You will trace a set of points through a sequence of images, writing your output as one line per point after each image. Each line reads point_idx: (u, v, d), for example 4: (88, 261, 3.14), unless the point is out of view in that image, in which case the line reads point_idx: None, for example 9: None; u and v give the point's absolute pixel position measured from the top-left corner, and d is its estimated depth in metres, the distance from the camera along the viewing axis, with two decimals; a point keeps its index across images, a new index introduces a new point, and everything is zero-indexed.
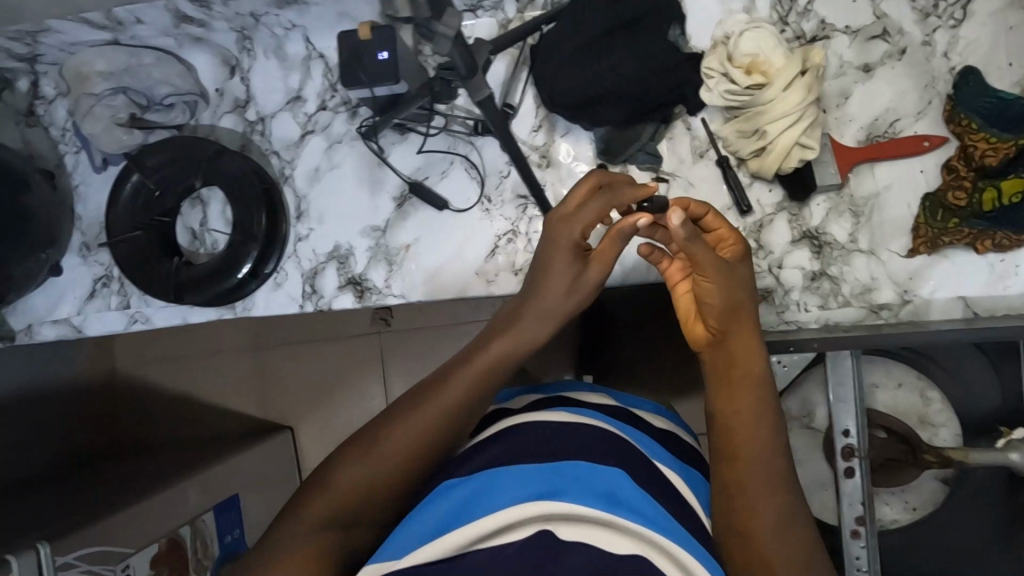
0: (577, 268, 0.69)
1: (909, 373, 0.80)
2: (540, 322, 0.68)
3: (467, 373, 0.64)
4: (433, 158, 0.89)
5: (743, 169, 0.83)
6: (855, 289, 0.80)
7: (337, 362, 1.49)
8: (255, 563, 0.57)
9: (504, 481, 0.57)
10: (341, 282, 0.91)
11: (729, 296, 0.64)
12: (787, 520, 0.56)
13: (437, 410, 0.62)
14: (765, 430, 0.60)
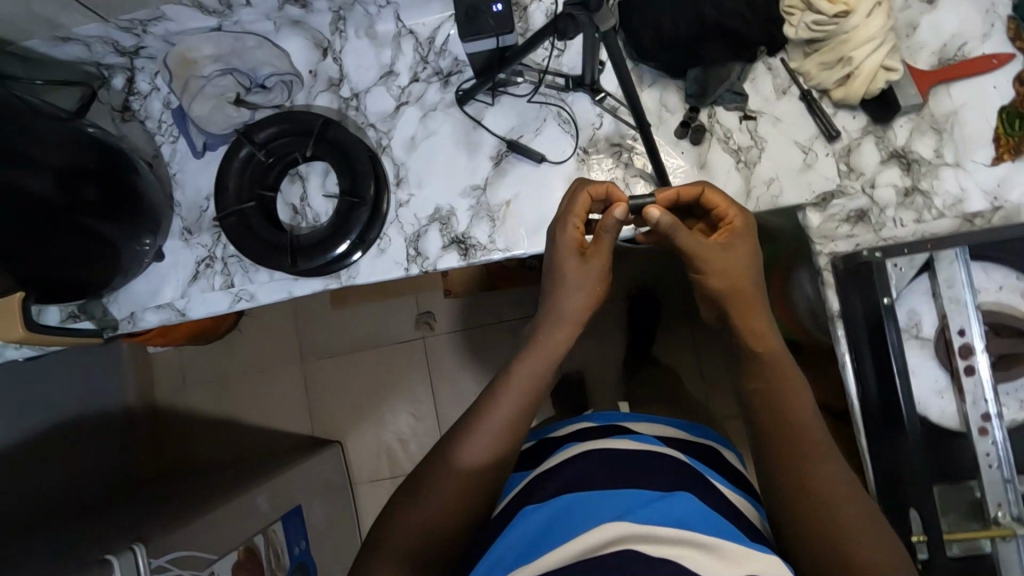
0: (590, 265, 0.83)
1: (1011, 276, 0.83)
2: (568, 324, 0.85)
3: (518, 373, 0.84)
4: (528, 116, 0.94)
5: (826, 102, 0.88)
6: (946, 201, 0.85)
7: (388, 364, 1.89)
8: (397, 522, 0.79)
9: (602, 503, 0.75)
10: (444, 243, 0.94)
11: (729, 275, 0.79)
12: (835, 483, 0.70)
13: (499, 395, 0.83)
14: (804, 410, 0.75)
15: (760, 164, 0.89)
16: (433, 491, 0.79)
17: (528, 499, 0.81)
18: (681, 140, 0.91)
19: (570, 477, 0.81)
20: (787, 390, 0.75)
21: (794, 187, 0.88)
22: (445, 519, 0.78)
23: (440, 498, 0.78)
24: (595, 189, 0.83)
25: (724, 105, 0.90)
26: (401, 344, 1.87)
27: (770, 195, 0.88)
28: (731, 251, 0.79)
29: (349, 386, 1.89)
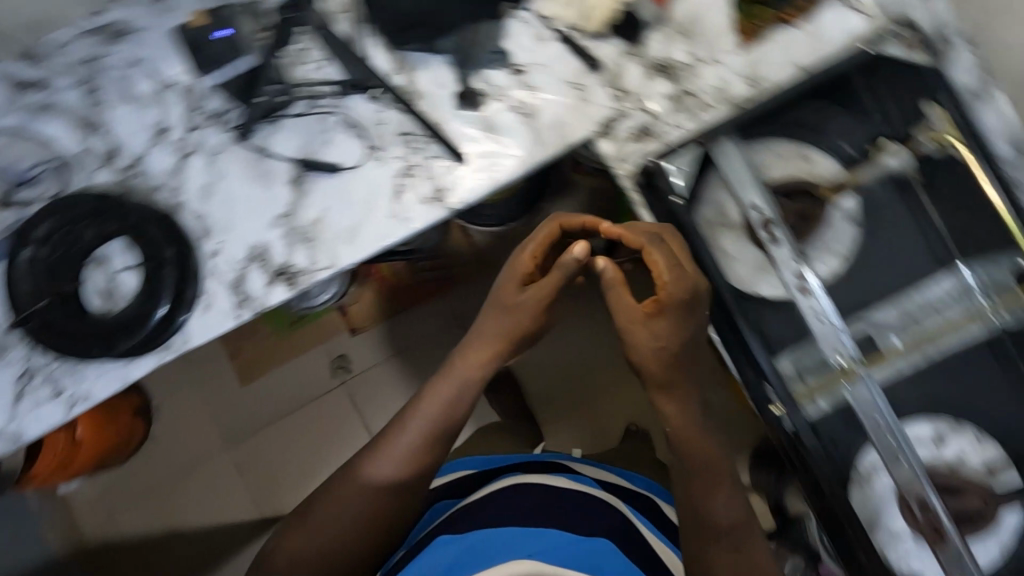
0: (524, 293, 0.91)
1: (787, 144, 0.89)
2: (490, 362, 0.96)
3: (437, 403, 0.95)
4: (313, 131, 0.93)
5: (579, 38, 0.92)
6: (714, 94, 0.90)
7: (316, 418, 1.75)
8: (305, 532, 0.92)
9: (513, 536, 0.98)
10: (268, 278, 0.92)
11: (665, 342, 0.83)
12: (735, 507, 0.88)
13: (417, 415, 0.95)
14: (715, 461, 0.89)
15: (541, 112, 0.92)
16: (346, 506, 0.92)
17: (446, 528, 1.01)
18: (463, 111, 0.92)
19: (501, 504, 1.04)
20: (692, 394, 0.90)
21: (577, 123, 0.91)
22: (351, 529, 0.92)
23: (350, 514, 0.92)
24: (566, 221, 0.92)
25: (490, 68, 0.93)
26: (324, 398, 1.74)
27: (559, 137, 0.91)
28: (668, 323, 0.83)
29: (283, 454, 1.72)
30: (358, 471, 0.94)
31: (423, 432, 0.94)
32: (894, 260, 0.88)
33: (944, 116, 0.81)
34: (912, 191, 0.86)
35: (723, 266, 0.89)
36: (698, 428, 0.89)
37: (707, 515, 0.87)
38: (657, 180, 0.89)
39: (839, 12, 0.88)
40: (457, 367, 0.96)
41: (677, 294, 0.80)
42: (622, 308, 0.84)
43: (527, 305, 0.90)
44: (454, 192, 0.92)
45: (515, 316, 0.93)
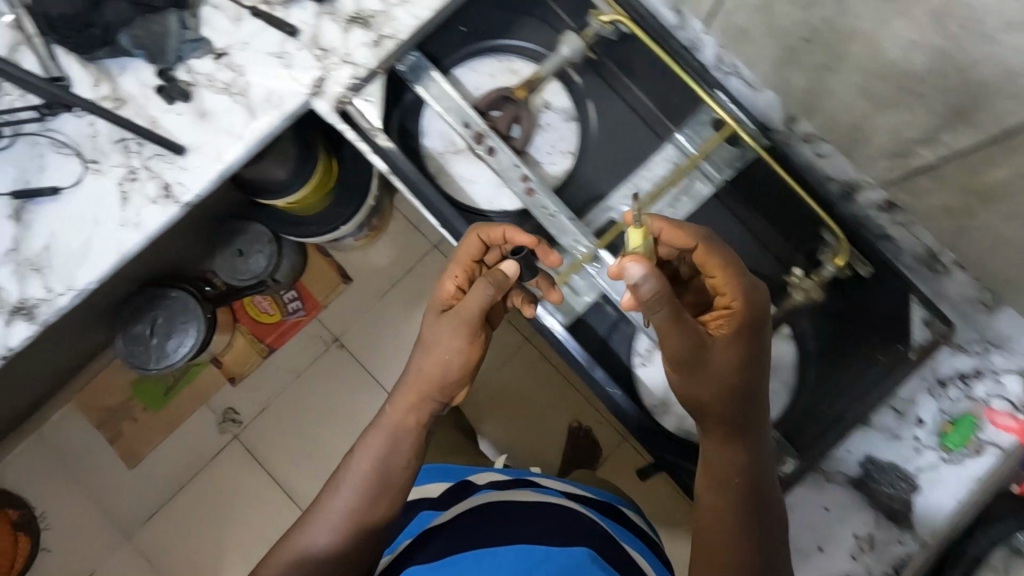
0: (444, 328, 0.81)
1: (492, 62, 0.92)
2: (420, 408, 0.84)
3: (387, 440, 0.84)
4: (25, 160, 0.91)
5: (273, 7, 0.93)
6: (409, 32, 0.91)
7: (224, 482, 1.71)
8: (318, 525, 0.82)
9: (502, 556, 0.75)
10: (5, 319, 0.87)
11: (730, 368, 0.71)
12: (725, 547, 0.70)
13: (377, 449, 0.84)
14: (732, 442, 0.73)
15: (250, 87, 0.92)
16: (353, 498, 0.82)
17: (410, 559, 0.82)
18: (172, 105, 0.91)
19: (475, 530, 0.80)
20: (758, 433, 0.74)
21: (288, 89, 0.91)
22: (354, 544, 0.82)
23: (359, 494, 0.82)
24: (486, 233, 0.82)
25: (192, 57, 0.92)
26: (214, 458, 1.72)
27: (273, 108, 0.91)
28: (733, 349, 0.71)
29: (198, 518, 1.70)
30: (317, 506, 0.84)
31: (382, 458, 0.83)
32: (620, 148, 0.91)
33: None
34: (613, 83, 0.91)
35: (457, 193, 0.92)
36: (741, 385, 0.72)
37: (724, 479, 0.73)
38: (354, 120, 0.88)
39: None
40: (407, 413, 0.84)
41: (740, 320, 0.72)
42: (719, 344, 0.71)
43: (463, 345, 0.81)
44: (184, 185, 0.90)
45: (450, 346, 0.81)
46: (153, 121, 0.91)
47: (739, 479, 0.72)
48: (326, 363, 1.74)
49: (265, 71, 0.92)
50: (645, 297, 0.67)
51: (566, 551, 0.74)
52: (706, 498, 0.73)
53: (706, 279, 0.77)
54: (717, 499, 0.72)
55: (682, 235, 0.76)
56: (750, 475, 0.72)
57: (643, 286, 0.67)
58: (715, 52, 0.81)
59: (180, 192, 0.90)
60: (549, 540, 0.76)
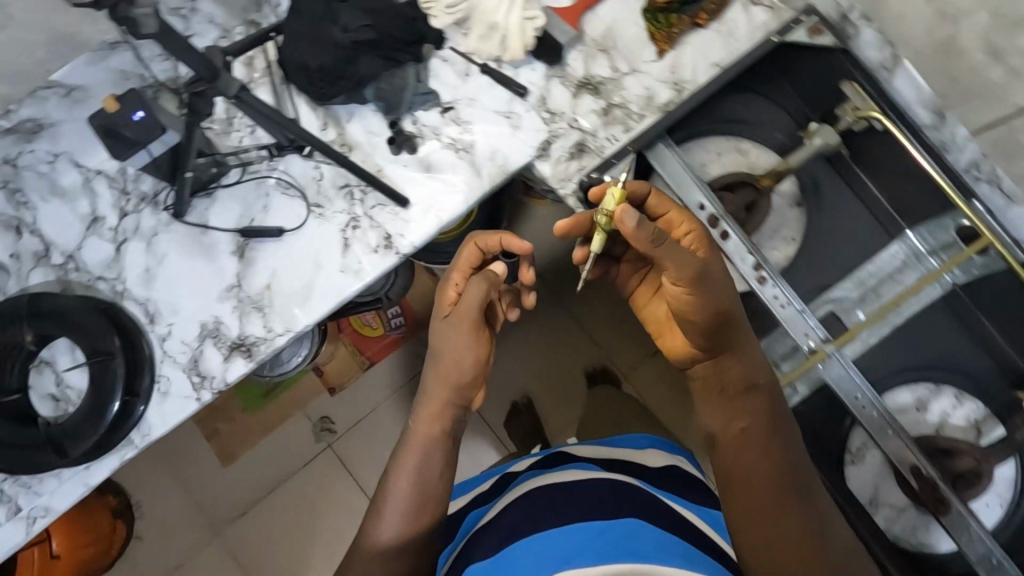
0: (453, 331, 0.76)
1: (721, 140, 0.91)
2: (443, 416, 0.78)
3: (424, 436, 0.77)
4: (251, 198, 0.92)
5: (504, 65, 0.93)
6: (640, 103, 0.91)
7: (305, 492, 1.48)
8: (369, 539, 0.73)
9: (557, 535, 0.69)
10: (224, 354, 0.89)
11: (716, 292, 0.63)
12: (772, 454, 0.64)
13: (411, 453, 0.76)
14: (740, 413, 0.67)
15: (476, 144, 0.92)
16: (401, 514, 0.73)
17: (471, 554, 0.72)
18: (399, 156, 0.92)
19: (529, 512, 0.73)
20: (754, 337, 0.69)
21: (514, 151, 0.92)
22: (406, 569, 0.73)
23: (407, 505, 0.74)
24: (483, 241, 0.79)
25: (420, 109, 0.93)
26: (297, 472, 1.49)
27: (497, 168, 0.91)
28: (715, 264, 0.66)
29: (275, 533, 1.46)
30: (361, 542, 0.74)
31: (423, 479, 0.75)
32: (845, 238, 0.90)
33: (860, 90, 0.82)
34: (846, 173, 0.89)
35: None
36: (710, 238, 0.70)
37: (737, 459, 0.64)
38: None
39: (744, 10, 0.91)
40: (428, 413, 0.78)
41: (700, 240, 0.70)
42: (710, 265, 0.66)
43: (473, 343, 0.75)
44: (405, 237, 0.91)
45: (462, 347, 0.76)
46: (380, 171, 0.92)
47: (752, 436, 0.65)
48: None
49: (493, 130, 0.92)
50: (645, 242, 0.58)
51: (643, 526, 0.69)
52: (741, 487, 0.63)
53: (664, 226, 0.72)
54: (752, 483, 0.62)
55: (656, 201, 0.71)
56: (784, 440, 0.66)
57: (643, 232, 0.58)
58: (969, 157, 0.81)
59: (402, 244, 0.90)
60: (632, 513, 0.71)
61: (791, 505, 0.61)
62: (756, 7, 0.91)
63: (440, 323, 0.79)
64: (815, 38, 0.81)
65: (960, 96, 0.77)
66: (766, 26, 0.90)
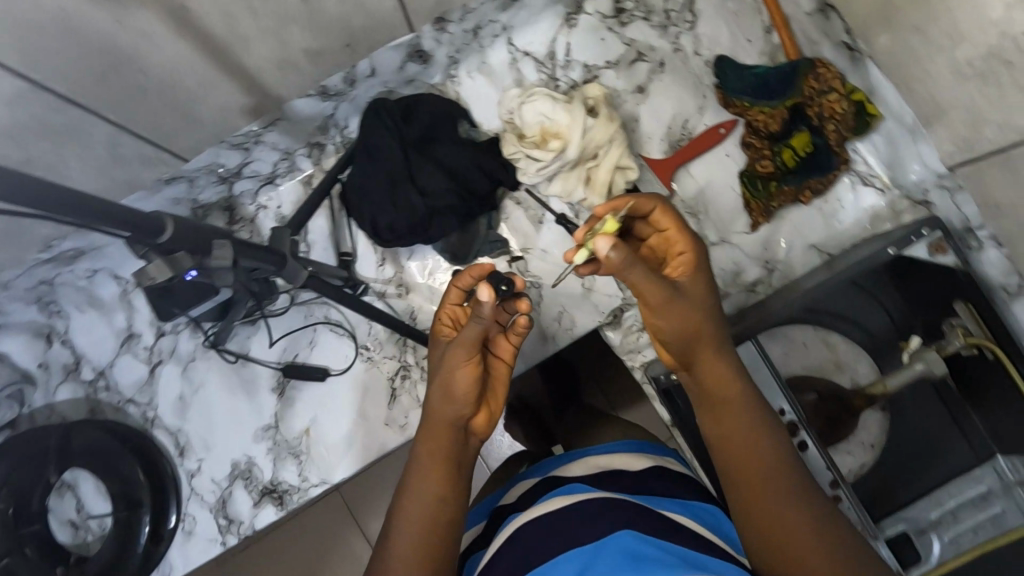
0: (445, 356, 0.60)
1: (808, 330, 0.84)
2: (451, 439, 0.59)
3: (428, 517, 0.55)
4: (297, 332, 0.86)
5: (583, 217, 0.86)
6: (724, 278, 0.84)
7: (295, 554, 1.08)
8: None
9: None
10: (255, 499, 0.84)
11: (688, 317, 0.57)
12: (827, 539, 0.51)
13: (407, 547, 0.54)
14: (738, 411, 0.57)
15: (544, 301, 0.85)
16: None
17: None
18: None
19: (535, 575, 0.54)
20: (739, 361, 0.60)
21: (583, 313, 0.85)
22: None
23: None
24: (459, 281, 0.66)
25: (487, 255, 0.85)
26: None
27: (563, 329, 0.85)
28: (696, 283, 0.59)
29: None
30: None
31: (426, 515, 0.55)
32: (928, 453, 0.83)
33: (974, 314, 0.75)
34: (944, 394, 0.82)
35: None
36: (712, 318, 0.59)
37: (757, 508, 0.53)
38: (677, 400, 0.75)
39: (852, 190, 0.84)
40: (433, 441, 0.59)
41: (696, 257, 0.60)
42: (685, 285, 0.59)
43: (465, 360, 0.59)
44: None
45: (445, 370, 0.59)
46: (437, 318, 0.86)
47: (785, 476, 0.54)
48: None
49: (563, 290, 0.85)
50: (623, 267, 0.53)
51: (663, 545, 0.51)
52: (764, 524, 0.52)
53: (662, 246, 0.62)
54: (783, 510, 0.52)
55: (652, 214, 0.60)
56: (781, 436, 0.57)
57: (622, 252, 0.52)
58: None
59: None
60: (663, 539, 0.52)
61: (809, 514, 0.52)
62: (866, 189, 0.83)
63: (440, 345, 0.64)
64: (936, 257, 0.74)
65: None
66: (873, 211, 0.83)
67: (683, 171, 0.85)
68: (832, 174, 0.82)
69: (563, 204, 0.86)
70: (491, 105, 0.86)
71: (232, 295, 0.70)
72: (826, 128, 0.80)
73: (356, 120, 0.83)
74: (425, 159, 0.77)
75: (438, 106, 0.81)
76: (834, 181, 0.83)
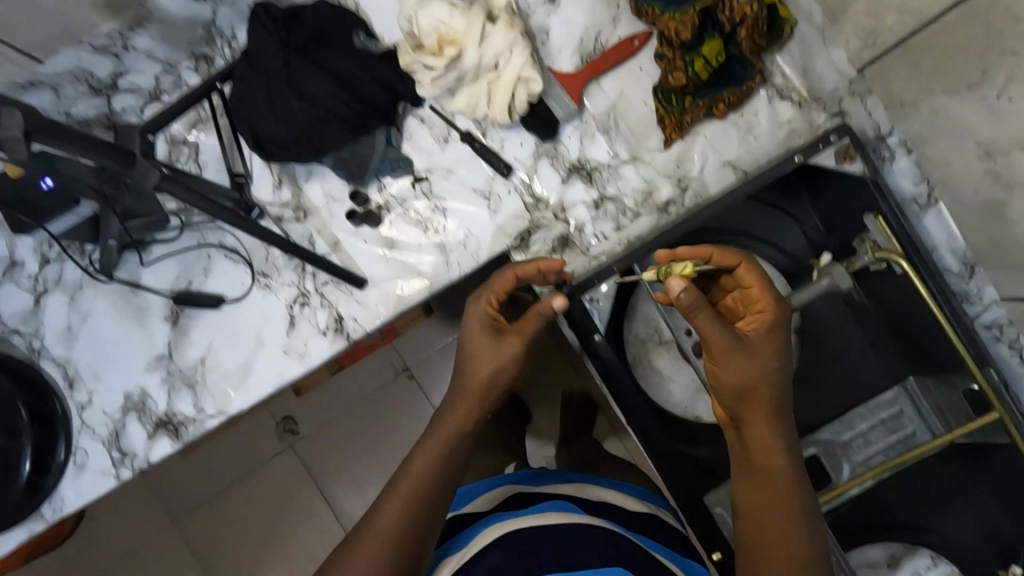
0: (499, 343, 0.68)
1: None
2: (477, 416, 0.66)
3: (435, 459, 0.63)
4: (189, 259, 0.82)
5: (489, 135, 0.82)
6: (636, 197, 0.81)
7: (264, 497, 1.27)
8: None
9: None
10: (149, 432, 0.81)
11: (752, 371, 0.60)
12: None
13: (398, 518, 0.59)
14: (781, 471, 0.59)
15: (449, 223, 0.82)
16: (379, 534, 0.59)
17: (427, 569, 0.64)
18: (360, 228, 0.82)
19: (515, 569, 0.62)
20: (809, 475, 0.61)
21: (489, 236, 0.81)
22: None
23: (397, 530, 0.59)
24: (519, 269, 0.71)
25: (388, 176, 0.82)
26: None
27: (468, 254, 0.81)
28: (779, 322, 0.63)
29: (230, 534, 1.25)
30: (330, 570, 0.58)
31: (427, 485, 0.61)
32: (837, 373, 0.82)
33: (884, 228, 0.71)
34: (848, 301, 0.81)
35: (656, 392, 0.83)
36: (770, 392, 0.61)
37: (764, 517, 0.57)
38: (575, 318, 0.75)
39: (768, 103, 0.80)
40: (463, 410, 0.67)
41: (775, 319, 0.63)
42: (754, 339, 0.62)
43: (515, 352, 0.67)
44: (358, 321, 0.81)
45: (496, 354, 0.67)
46: (337, 241, 0.82)
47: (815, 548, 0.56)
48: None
49: (468, 211, 0.81)
50: (692, 307, 0.59)
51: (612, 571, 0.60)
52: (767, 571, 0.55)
53: (740, 296, 0.67)
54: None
55: (729, 260, 0.64)
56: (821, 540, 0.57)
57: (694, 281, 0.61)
58: (992, 316, 0.72)
59: (355, 330, 0.81)
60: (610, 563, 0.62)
61: None
62: (781, 101, 0.80)
63: (474, 323, 0.69)
64: (842, 166, 0.71)
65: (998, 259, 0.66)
66: (790, 126, 0.79)
67: (592, 86, 0.81)
68: (747, 85, 0.78)
69: (470, 121, 0.81)
70: (391, 14, 0.81)
71: (94, 209, 0.70)
72: (739, 35, 0.74)
73: (242, 28, 0.77)
74: (308, 65, 0.73)
75: (326, 10, 0.75)
76: (750, 93, 0.79)
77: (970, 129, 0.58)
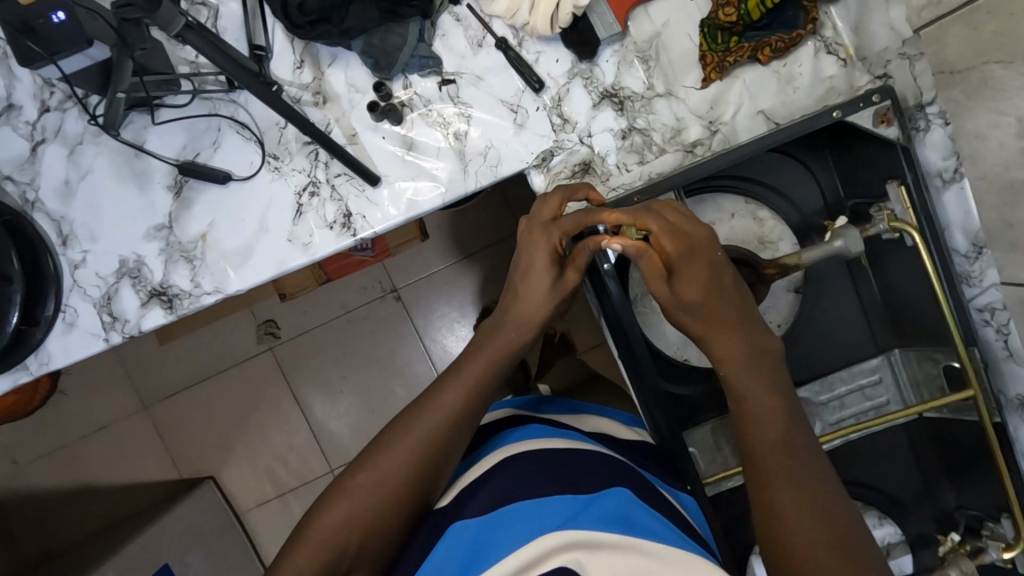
0: (556, 271, 0.70)
1: (739, 201, 0.82)
2: (532, 329, 0.71)
3: (482, 367, 0.70)
4: (199, 130, 0.79)
5: (525, 45, 0.78)
6: (665, 133, 0.79)
7: (246, 391, 1.40)
8: (387, 455, 0.65)
9: (515, 516, 0.63)
10: (141, 299, 0.80)
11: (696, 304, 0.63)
12: (819, 495, 0.57)
13: (455, 397, 0.68)
14: (750, 393, 0.62)
15: (472, 132, 0.79)
16: (431, 422, 0.67)
17: (442, 472, 0.67)
18: (379, 123, 0.79)
19: (517, 478, 0.67)
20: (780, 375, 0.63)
21: (511, 150, 0.79)
22: (421, 463, 0.65)
23: (449, 415, 0.67)
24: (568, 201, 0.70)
25: (415, 73, 0.79)
26: (244, 362, 1.39)
27: (487, 167, 0.79)
28: (708, 255, 0.64)
29: (220, 416, 1.40)
30: (390, 432, 0.68)
31: (484, 378, 0.69)
32: (828, 338, 0.85)
33: (904, 198, 0.71)
34: (857, 272, 0.83)
35: (651, 333, 0.84)
36: (713, 315, 0.64)
37: (763, 453, 0.60)
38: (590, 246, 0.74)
39: (814, 56, 0.78)
40: (517, 324, 0.71)
41: (688, 250, 0.63)
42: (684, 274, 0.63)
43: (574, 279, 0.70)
44: (366, 219, 0.80)
45: (557, 279, 0.70)
46: (354, 132, 0.79)
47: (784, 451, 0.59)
48: (383, 311, 1.38)
49: (493, 121, 0.79)
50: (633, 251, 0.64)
51: (613, 489, 0.65)
52: (765, 494, 0.58)
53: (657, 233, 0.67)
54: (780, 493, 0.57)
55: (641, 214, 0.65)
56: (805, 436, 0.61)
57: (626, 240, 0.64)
58: (987, 299, 0.73)
59: (362, 228, 0.80)
60: (611, 480, 0.66)
61: (797, 485, 0.57)
62: (826, 57, 0.78)
63: (534, 250, 0.70)
64: (878, 128, 0.70)
65: (1006, 243, 0.66)
66: (831, 82, 0.78)
67: (639, 9, 0.78)
68: (796, 33, 0.76)
69: (507, 28, 0.78)
70: None
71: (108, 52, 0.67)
72: None
73: None
74: None
75: None
76: (798, 42, 0.77)
77: (1015, 102, 0.57)
